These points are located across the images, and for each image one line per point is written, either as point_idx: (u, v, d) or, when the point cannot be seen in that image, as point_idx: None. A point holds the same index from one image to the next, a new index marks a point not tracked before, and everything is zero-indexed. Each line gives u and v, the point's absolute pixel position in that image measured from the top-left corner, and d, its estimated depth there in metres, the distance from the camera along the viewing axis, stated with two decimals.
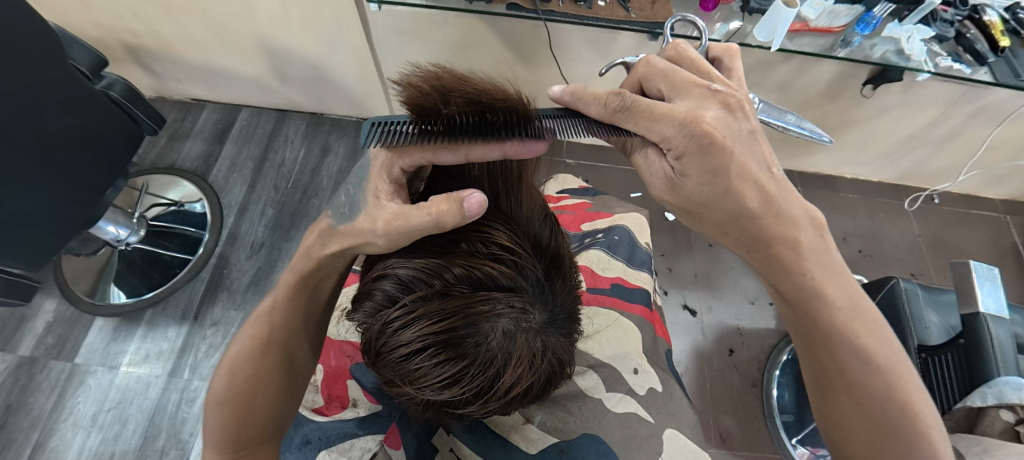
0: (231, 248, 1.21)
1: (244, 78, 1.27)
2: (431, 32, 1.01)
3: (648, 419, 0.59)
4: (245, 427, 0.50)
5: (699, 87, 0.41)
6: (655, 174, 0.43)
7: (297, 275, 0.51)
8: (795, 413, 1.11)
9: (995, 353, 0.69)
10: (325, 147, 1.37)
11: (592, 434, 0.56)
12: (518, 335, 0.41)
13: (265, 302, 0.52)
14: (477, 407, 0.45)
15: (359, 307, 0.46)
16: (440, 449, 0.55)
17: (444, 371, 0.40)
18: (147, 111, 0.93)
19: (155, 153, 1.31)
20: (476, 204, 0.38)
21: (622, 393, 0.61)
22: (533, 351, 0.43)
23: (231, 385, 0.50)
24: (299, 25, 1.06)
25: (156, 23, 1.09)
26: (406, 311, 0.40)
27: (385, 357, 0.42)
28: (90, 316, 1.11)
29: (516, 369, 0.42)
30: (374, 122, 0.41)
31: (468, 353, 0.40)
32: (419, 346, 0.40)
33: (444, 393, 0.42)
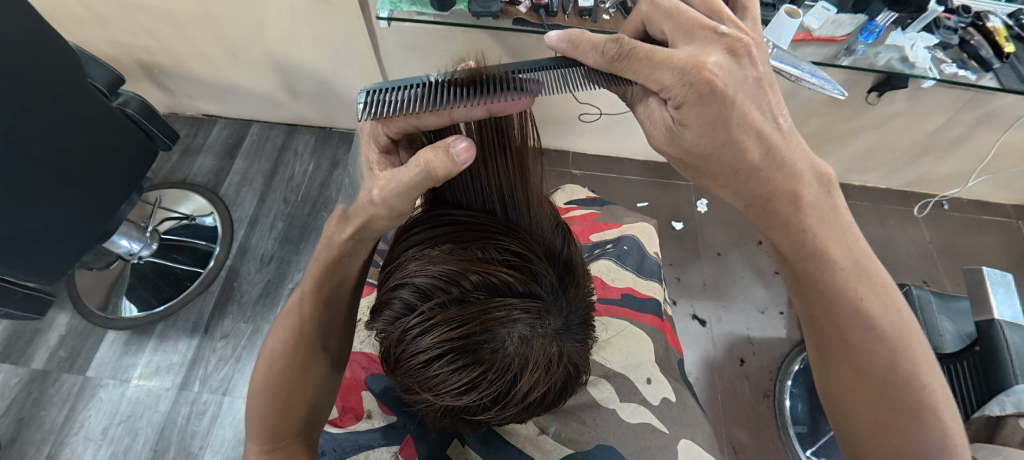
0: (241, 260, 1.22)
1: (255, 93, 1.30)
2: (438, 47, 1.04)
3: (662, 430, 0.59)
4: (282, 420, 0.50)
5: (705, 30, 0.41)
6: (655, 123, 0.44)
7: (309, 284, 0.52)
8: (809, 424, 1.10)
9: (1013, 360, 0.68)
10: (334, 160, 1.38)
11: (607, 444, 0.56)
12: (534, 341, 0.41)
13: (293, 301, 0.52)
14: (494, 414, 0.46)
15: (376, 316, 0.46)
16: None
17: (462, 378, 0.41)
18: (162, 127, 0.95)
19: (167, 168, 1.34)
20: (464, 151, 0.38)
21: (636, 403, 0.61)
22: (549, 356, 0.43)
23: (266, 381, 0.51)
24: (308, 41, 1.08)
25: (171, 41, 1.11)
26: (423, 319, 0.40)
27: (404, 364, 0.43)
28: (102, 330, 1.12)
29: (533, 374, 0.42)
30: (367, 91, 0.40)
31: (484, 359, 0.40)
32: (437, 353, 0.40)
33: (463, 399, 0.42)
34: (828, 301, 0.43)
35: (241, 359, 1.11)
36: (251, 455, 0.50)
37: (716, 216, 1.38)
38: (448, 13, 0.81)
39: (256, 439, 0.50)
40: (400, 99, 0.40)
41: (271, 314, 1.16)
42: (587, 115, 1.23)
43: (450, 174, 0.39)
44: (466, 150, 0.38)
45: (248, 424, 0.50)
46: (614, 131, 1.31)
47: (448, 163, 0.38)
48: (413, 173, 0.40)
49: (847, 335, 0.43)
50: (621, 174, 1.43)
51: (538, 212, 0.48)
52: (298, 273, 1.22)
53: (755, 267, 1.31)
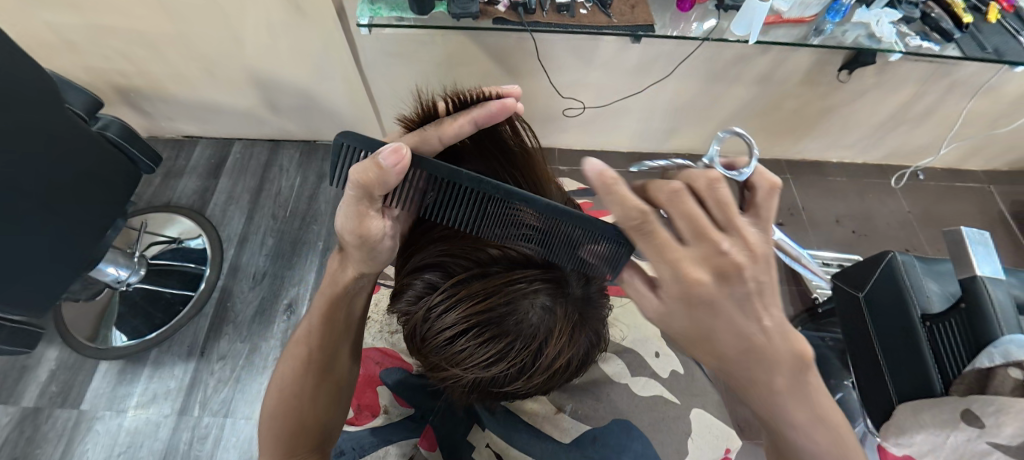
0: (233, 280, 1.21)
1: (235, 111, 1.28)
2: (419, 52, 1.05)
3: (674, 401, 0.62)
4: (298, 441, 0.50)
5: (715, 237, 0.36)
6: (642, 296, 0.42)
7: (316, 313, 0.52)
8: None
9: (997, 314, 0.71)
10: (321, 173, 1.38)
11: (623, 419, 0.59)
12: (557, 310, 0.43)
13: (301, 328, 0.53)
14: (521, 381, 0.48)
15: (400, 296, 0.48)
16: (477, 446, 0.55)
17: (489, 350, 0.43)
18: (144, 150, 0.94)
19: (150, 192, 1.31)
20: (394, 152, 0.36)
21: (647, 376, 0.63)
22: (571, 323, 0.45)
23: (278, 401, 0.51)
24: (287, 55, 1.08)
25: (146, 63, 1.10)
26: (447, 296, 0.42)
27: (430, 342, 0.45)
28: (94, 361, 1.09)
29: (557, 342, 0.45)
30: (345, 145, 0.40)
31: (509, 329, 0.42)
32: (462, 328, 0.42)
33: (491, 370, 0.45)
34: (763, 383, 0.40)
35: (241, 380, 1.09)
36: None
37: None
38: (429, 16, 0.82)
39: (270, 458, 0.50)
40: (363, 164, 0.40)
41: (268, 332, 1.15)
42: (571, 109, 1.25)
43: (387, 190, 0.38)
44: (395, 151, 0.36)
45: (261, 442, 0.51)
46: (598, 125, 1.33)
47: (378, 171, 0.36)
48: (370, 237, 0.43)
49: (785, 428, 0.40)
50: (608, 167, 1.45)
51: (546, 190, 0.49)
52: (293, 288, 1.21)
53: None
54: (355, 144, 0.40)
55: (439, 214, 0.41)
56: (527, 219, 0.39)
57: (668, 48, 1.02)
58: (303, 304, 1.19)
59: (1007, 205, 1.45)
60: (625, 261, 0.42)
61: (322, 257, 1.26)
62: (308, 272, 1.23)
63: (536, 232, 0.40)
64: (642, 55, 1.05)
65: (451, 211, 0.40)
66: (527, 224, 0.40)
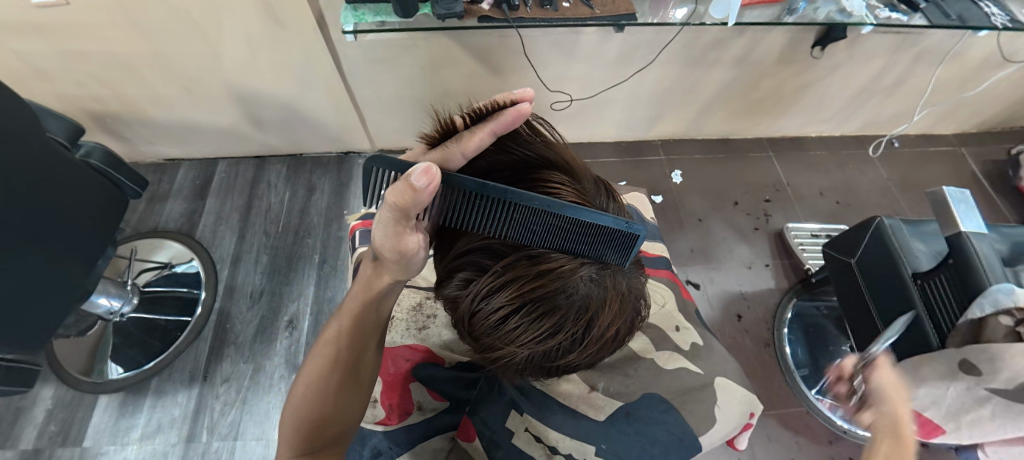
0: (230, 301, 1.19)
1: (218, 129, 1.26)
2: (402, 57, 1.05)
3: (697, 372, 0.65)
4: (316, 437, 0.50)
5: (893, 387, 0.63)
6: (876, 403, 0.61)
7: (346, 314, 0.52)
8: (810, 366, 1.17)
9: (984, 266, 0.74)
10: (310, 185, 1.36)
11: (653, 393, 0.61)
12: (604, 280, 0.43)
13: (330, 329, 0.52)
14: (571, 355, 0.49)
15: (447, 281, 0.48)
16: (517, 431, 0.57)
17: (543, 325, 0.43)
18: (129, 175, 0.92)
19: (135, 218, 1.28)
20: (425, 172, 0.35)
21: (671, 350, 0.66)
22: (618, 292, 0.46)
23: (302, 404, 0.50)
24: (269, 69, 1.06)
25: (122, 87, 1.07)
26: (496, 278, 0.42)
27: (483, 324, 0.45)
28: (92, 396, 1.06)
29: (606, 311, 0.45)
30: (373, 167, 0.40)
31: (561, 304, 0.42)
32: (516, 307, 0.42)
33: (546, 344, 0.45)
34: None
35: (248, 401, 1.07)
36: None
37: (691, 185, 1.44)
38: (413, 19, 0.82)
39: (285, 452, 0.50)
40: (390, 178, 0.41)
41: (271, 350, 1.14)
42: (559, 103, 1.26)
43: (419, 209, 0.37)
44: (426, 171, 0.35)
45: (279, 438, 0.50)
46: (584, 117, 1.34)
47: (411, 193, 0.35)
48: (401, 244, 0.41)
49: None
50: (597, 158, 1.46)
51: (580, 168, 0.48)
52: (292, 304, 1.19)
53: (736, 226, 1.38)
54: (384, 166, 0.39)
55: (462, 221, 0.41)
56: (554, 230, 0.39)
57: (649, 36, 1.04)
58: (304, 319, 1.18)
59: (978, 165, 1.52)
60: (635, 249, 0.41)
61: (319, 270, 1.25)
62: (306, 287, 1.22)
63: (561, 237, 0.40)
64: (623, 44, 1.07)
65: (473, 217, 0.40)
66: (554, 234, 0.39)
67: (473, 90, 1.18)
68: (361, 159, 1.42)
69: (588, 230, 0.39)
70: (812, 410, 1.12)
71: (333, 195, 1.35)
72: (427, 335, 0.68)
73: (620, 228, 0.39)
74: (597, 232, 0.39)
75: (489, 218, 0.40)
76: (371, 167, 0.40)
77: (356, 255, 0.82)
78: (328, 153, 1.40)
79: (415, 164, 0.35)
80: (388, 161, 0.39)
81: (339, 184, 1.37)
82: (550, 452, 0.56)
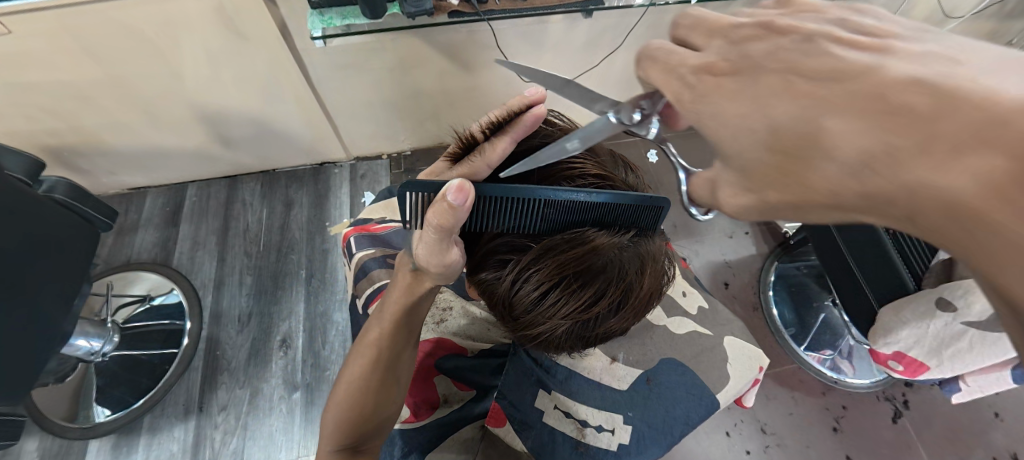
0: (217, 327, 1.16)
1: (184, 152, 1.22)
2: (371, 61, 1.04)
3: (708, 333, 0.72)
4: (355, 433, 0.53)
5: None
6: None
7: (388, 318, 0.54)
8: (797, 323, 1.22)
9: None
10: (287, 201, 1.33)
11: (669, 358, 0.68)
12: (637, 248, 0.46)
13: (373, 331, 0.54)
14: (609, 323, 0.52)
15: (481, 266, 0.50)
16: (547, 409, 0.62)
17: (582, 295, 0.47)
18: (97, 206, 0.88)
19: (105, 253, 1.23)
20: (459, 190, 0.37)
21: (681, 315, 0.73)
22: (648, 259, 0.49)
23: (343, 403, 0.53)
24: (233, 86, 1.03)
25: (76, 116, 1.02)
26: (536, 257, 0.44)
27: (525, 302, 0.48)
28: (82, 442, 1.02)
29: (639, 277, 0.49)
30: (406, 189, 0.40)
31: (599, 274, 0.45)
32: (556, 282, 0.45)
33: (586, 313, 0.48)
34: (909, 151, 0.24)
35: (249, 427, 1.05)
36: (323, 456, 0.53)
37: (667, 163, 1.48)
38: (382, 20, 0.81)
39: (327, 444, 0.53)
40: (426, 200, 0.42)
41: (266, 373, 1.11)
42: None
43: (459, 224, 0.40)
44: (460, 189, 0.36)
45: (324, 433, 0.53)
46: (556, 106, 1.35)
47: (451, 211, 0.38)
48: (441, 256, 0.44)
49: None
50: None
51: (598, 143, 0.51)
52: (284, 322, 1.17)
53: None
54: (415, 189, 0.40)
55: (494, 219, 0.42)
56: (590, 210, 0.41)
57: (614, 20, 1.06)
58: (297, 336, 1.15)
59: None
60: (663, 216, 0.44)
61: (307, 285, 1.22)
62: (296, 304, 1.19)
63: (598, 214, 0.42)
64: (590, 29, 1.08)
65: (504, 214, 0.41)
66: (589, 212, 0.41)
67: (444, 88, 1.18)
68: (337, 168, 1.39)
69: (622, 205, 0.41)
70: (803, 365, 1.18)
71: (313, 209, 1.32)
72: (446, 327, 0.68)
73: (650, 201, 0.42)
74: (631, 205, 0.42)
75: (527, 214, 0.41)
76: (404, 193, 0.41)
77: (353, 262, 0.81)
78: (303, 165, 1.37)
79: (447, 184, 0.37)
80: (420, 184, 0.40)
81: (318, 196, 1.34)
82: (581, 425, 0.62)
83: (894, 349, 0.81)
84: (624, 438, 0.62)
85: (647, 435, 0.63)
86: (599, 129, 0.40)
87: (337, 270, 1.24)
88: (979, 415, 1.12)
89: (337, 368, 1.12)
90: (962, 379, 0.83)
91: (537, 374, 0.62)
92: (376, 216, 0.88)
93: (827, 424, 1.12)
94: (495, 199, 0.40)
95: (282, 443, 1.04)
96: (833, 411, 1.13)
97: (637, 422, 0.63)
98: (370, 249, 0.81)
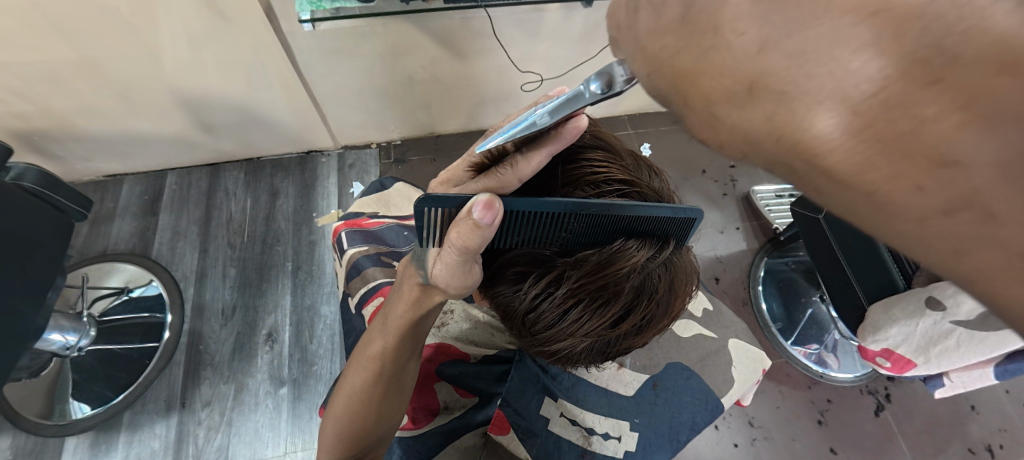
0: (200, 321, 1.12)
1: (162, 137, 1.16)
2: (362, 46, 1.00)
3: (712, 336, 0.74)
4: (357, 444, 0.54)
5: None
6: None
7: (391, 333, 0.52)
8: (785, 318, 1.24)
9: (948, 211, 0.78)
10: (272, 190, 1.29)
11: (674, 362, 0.70)
12: (663, 263, 0.47)
13: (375, 345, 0.53)
14: (628, 341, 0.52)
15: (498, 279, 0.50)
16: (552, 417, 0.62)
17: (606, 312, 0.47)
18: (71, 196, 0.84)
19: (79, 243, 1.18)
20: (487, 208, 0.36)
21: (686, 319, 0.74)
22: (671, 274, 0.49)
23: (344, 415, 0.53)
24: (216, 69, 0.98)
25: (46, 99, 0.96)
26: (560, 271, 0.45)
27: (546, 318, 0.48)
28: (59, 439, 0.99)
29: (663, 293, 0.49)
30: (426, 205, 0.38)
31: (623, 291, 0.46)
32: (578, 300, 0.46)
33: (609, 331, 0.49)
34: (768, 94, 0.21)
35: (233, 423, 1.03)
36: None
37: (660, 157, 1.47)
38: (374, 4, 0.78)
39: (331, 452, 0.54)
40: (447, 215, 0.40)
41: (252, 368, 1.08)
42: (529, 84, 1.24)
43: (482, 244, 0.39)
44: (488, 206, 0.36)
45: (326, 443, 0.54)
46: None
47: (477, 229, 0.37)
48: (463, 267, 0.43)
49: (953, 118, 0.17)
50: None
51: (617, 144, 0.51)
52: (270, 316, 1.14)
53: (706, 194, 1.42)
54: (435, 205, 0.39)
55: (523, 232, 0.43)
56: (624, 220, 0.43)
57: None
58: (284, 330, 1.12)
59: None
60: (692, 229, 0.46)
61: (294, 277, 1.19)
62: (282, 297, 1.16)
63: (623, 227, 0.43)
64: (585, 20, 1.05)
65: (532, 228, 0.42)
66: (624, 222, 0.43)
67: (436, 76, 1.15)
68: (325, 157, 1.35)
69: (655, 216, 0.43)
70: (790, 359, 1.19)
71: (300, 199, 1.28)
72: (448, 332, 0.67)
73: (683, 211, 0.44)
74: (665, 216, 0.43)
75: (554, 226, 0.41)
76: (421, 211, 0.39)
77: (344, 258, 0.78)
78: (288, 153, 1.32)
79: (475, 199, 0.37)
80: (440, 200, 0.38)
81: (305, 186, 1.30)
82: (588, 433, 0.63)
83: (882, 346, 0.81)
84: (631, 445, 0.64)
85: (653, 442, 0.64)
86: (569, 102, 0.33)
87: (325, 263, 1.21)
88: (956, 408, 1.15)
89: (326, 362, 1.10)
90: (946, 375, 0.85)
91: (543, 381, 0.61)
92: (367, 210, 0.85)
93: (813, 416, 1.14)
94: (519, 212, 0.40)
95: (269, 439, 1.02)
96: (819, 405, 1.15)
97: (643, 429, 0.64)
98: (362, 246, 0.79)
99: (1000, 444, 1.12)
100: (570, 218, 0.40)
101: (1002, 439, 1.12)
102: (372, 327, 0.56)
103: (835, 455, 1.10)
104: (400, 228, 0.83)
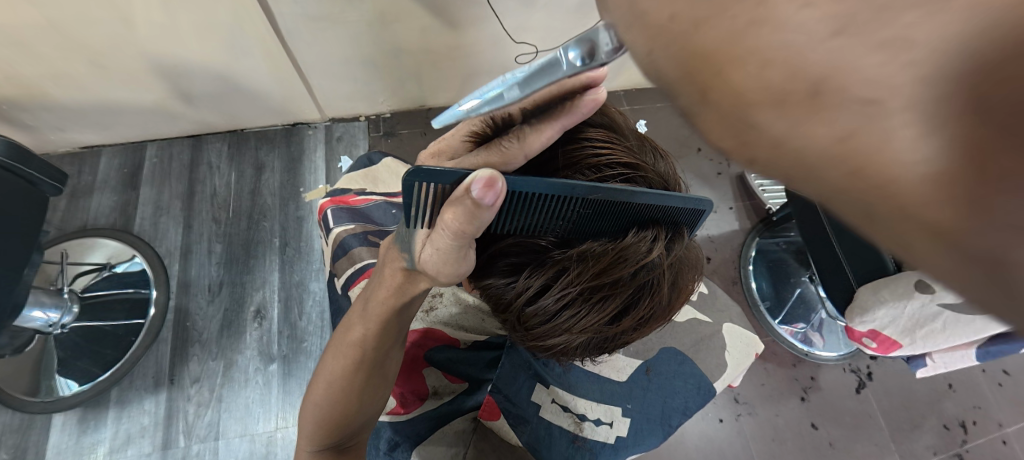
0: (187, 297, 1.10)
1: (139, 107, 1.11)
2: (347, 13, 0.95)
3: (705, 320, 0.74)
4: (338, 431, 0.53)
5: None
6: None
7: (373, 319, 0.51)
8: (773, 297, 1.25)
9: None
10: (257, 164, 1.25)
11: (669, 347, 0.70)
12: (669, 255, 0.46)
13: (355, 332, 0.52)
14: (626, 335, 0.52)
15: (492, 271, 0.49)
16: (544, 402, 0.63)
17: (604, 307, 0.46)
18: (42, 167, 0.78)
19: (58, 217, 1.14)
20: (488, 187, 0.34)
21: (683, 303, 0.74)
22: (675, 266, 0.49)
23: (324, 402, 0.53)
24: (193, 36, 0.93)
25: (13, 65, 0.91)
26: (558, 263, 0.45)
27: (541, 313, 0.47)
28: (46, 415, 0.98)
29: (665, 287, 0.48)
30: (417, 180, 0.36)
31: (624, 285, 0.45)
32: (576, 294, 0.45)
33: (607, 326, 0.48)
34: None
35: (223, 399, 1.02)
36: (305, 447, 0.54)
37: (655, 134, 1.45)
38: None
39: (310, 439, 0.53)
40: (443, 192, 0.38)
41: (240, 345, 1.07)
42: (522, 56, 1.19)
43: (479, 226, 0.38)
44: (489, 185, 0.34)
45: (307, 430, 0.53)
46: None
47: (475, 209, 0.36)
48: (456, 251, 0.41)
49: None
50: None
51: (620, 120, 0.50)
52: (257, 293, 1.12)
53: (699, 172, 1.41)
54: (427, 179, 0.37)
55: (522, 220, 0.41)
56: (632, 210, 0.41)
57: None
58: (272, 307, 1.11)
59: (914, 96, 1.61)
60: (700, 220, 0.45)
61: (281, 254, 1.17)
62: (270, 274, 1.14)
63: (630, 215, 0.42)
64: None
65: (531, 215, 0.40)
66: (631, 213, 0.41)
67: (425, 45, 1.10)
68: (311, 129, 1.30)
69: (663, 205, 0.41)
70: (777, 338, 1.21)
71: (285, 174, 1.25)
72: (437, 316, 0.65)
73: (693, 201, 0.42)
74: (674, 205, 0.42)
75: (555, 214, 0.40)
76: (411, 186, 0.37)
77: (331, 236, 0.77)
78: (272, 126, 1.27)
79: (475, 176, 0.34)
80: (434, 174, 0.36)
81: (291, 160, 1.27)
82: (579, 419, 0.64)
83: (869, 328, 0.81)
84: (621, 431, 0.65)
85: (643, 427, 0.66)
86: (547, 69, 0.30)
87: (313, 239, 1.19)
88: (934, 387, 1.18)
89: (315, 339, 1.09)
90: (929, 356, 0.86)
91: (536, 368, 0.62)
92: (355, 187, 0.83)
93: (796, 393, 1.17)
94: (519, 193, 0.38)
95: (259, 415, 1.02)
96: (802, 382, 1.18)
97: (635, 414, 0.66)
98: (350, 224, 0.77)
99: (973, 421, 1.16)
100: (574, 207, 0.39)
101: (975, 416, 1.16)
102: (351, 312, 0.55)
103: (815, 430, 1.14)
104: (389, 205, 0.81)
